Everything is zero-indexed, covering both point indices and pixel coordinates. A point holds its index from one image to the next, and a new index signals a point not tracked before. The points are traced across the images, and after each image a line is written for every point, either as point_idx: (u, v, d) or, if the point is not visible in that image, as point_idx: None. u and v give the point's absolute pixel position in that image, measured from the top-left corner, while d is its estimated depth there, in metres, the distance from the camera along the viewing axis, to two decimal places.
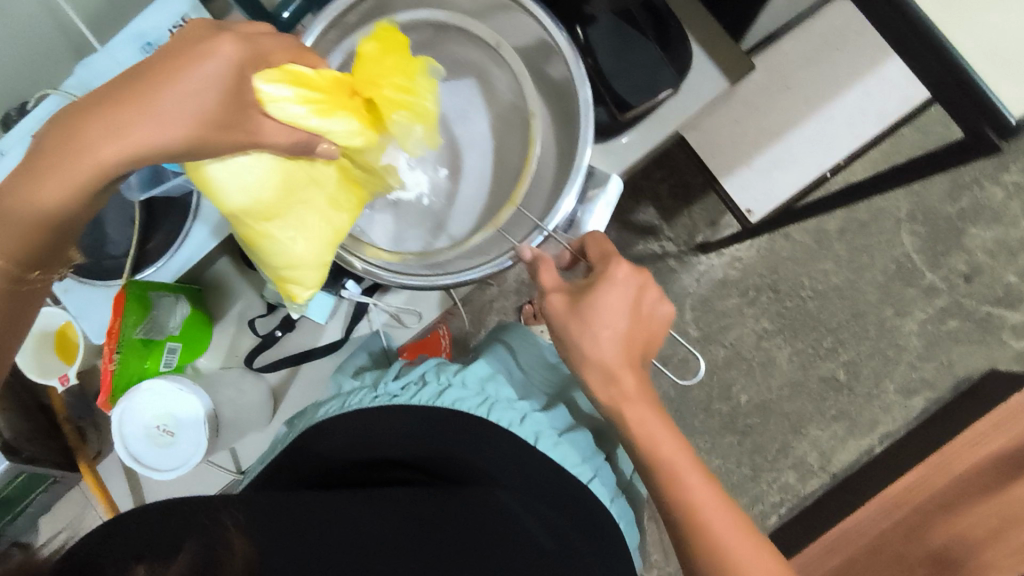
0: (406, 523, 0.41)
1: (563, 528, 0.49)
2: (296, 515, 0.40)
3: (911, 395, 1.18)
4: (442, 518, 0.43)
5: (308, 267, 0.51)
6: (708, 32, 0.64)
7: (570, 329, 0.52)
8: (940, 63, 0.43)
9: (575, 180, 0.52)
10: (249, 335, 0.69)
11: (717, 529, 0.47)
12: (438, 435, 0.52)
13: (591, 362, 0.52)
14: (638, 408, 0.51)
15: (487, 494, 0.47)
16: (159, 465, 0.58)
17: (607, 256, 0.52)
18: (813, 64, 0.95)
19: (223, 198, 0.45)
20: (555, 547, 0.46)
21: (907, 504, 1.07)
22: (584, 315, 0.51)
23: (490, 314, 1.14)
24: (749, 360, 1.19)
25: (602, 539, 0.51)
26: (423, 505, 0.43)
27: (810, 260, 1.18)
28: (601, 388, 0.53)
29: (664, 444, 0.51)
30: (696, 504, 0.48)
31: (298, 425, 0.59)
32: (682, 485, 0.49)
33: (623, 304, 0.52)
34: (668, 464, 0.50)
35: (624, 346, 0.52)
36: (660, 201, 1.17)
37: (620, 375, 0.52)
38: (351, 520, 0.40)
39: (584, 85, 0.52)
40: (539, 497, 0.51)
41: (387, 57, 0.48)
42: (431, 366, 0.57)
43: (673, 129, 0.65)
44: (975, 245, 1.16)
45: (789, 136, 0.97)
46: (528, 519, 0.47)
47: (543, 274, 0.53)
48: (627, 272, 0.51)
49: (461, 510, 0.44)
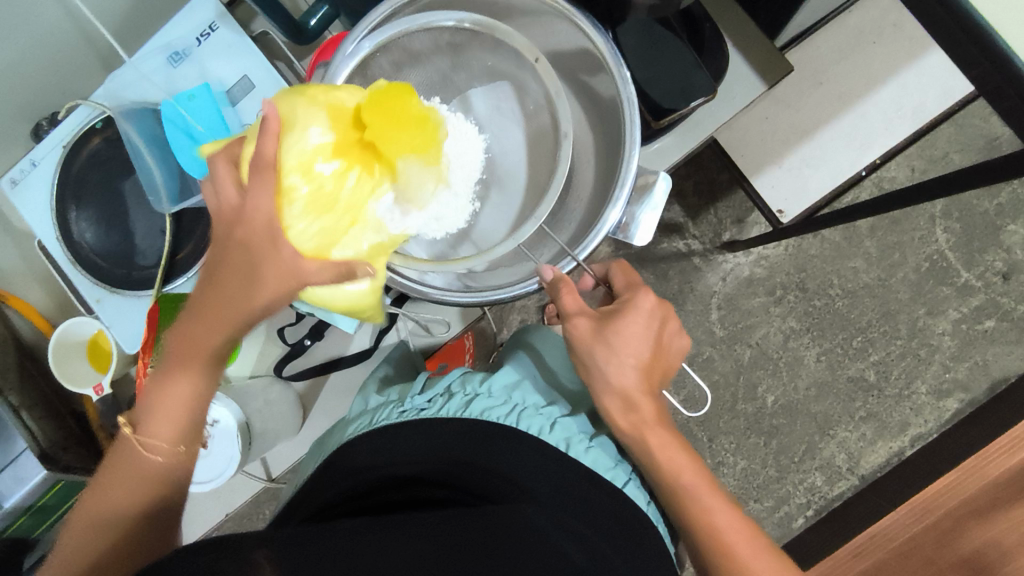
0: (432, 550, 0.38)
1: (603, 547, 0.44)
2: (320, 552, 0.37)
3: (944, 397, 1.15)
4: (470, 541, 0.40)
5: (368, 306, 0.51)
6: (743, 32, 0.62)
7: (595, 355, 0.51)
8: (1001, 74, 0.41)
9: (624, 194, 0.50)
10: (278, 343, 0.68)
11: (741, 559, 0.46)
12: (458, 450, 0.50)
13: (610, 390, 0.51)
14: (658, 435, 0.51)
15: (517, 512, 0.43)
16: (200, 477, 0.59)
17: (636, 287, 0.53)
18: (847, 58, 0.92)
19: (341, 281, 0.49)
20: (591, 564, 0.42)
21: (936, 510, 1.05)
22: (608, 344, 0.50)
23: (512, 314, 1.14)
24: (775, 360, 1.17)
25: (641, 543, 0.48)
26: (445, 529, 0.40)
27: (840, 258, 1.16)
28: (624, 419, 0.52)
29: (687, 472, 0.50)
30: (716, 528, 0.47)
31: (327, 445, 0.59)
32: (707, 512, 0.48)
33: (649, 333, 0.51)
34: (690, 491, 0.49)
35: (642, 374, 0.51)
36: (685, 198, 1.14)
37: (638, 403, 0.51)
38: (378, 552, 0.38)
39: (626, 84, 0.50)
40: (571, 513, 0.47)
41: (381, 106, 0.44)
42: (456, 378, 0.58)
43: (708, 133, 0.63)
44: (1014, 242, 1.13)
45: (821, 133, 0.95)
46: (559, 535, 0.43)
47: (565, 298, 0.51)
48: (652, 303, 0.51)
49: (489, 531, 0.41)
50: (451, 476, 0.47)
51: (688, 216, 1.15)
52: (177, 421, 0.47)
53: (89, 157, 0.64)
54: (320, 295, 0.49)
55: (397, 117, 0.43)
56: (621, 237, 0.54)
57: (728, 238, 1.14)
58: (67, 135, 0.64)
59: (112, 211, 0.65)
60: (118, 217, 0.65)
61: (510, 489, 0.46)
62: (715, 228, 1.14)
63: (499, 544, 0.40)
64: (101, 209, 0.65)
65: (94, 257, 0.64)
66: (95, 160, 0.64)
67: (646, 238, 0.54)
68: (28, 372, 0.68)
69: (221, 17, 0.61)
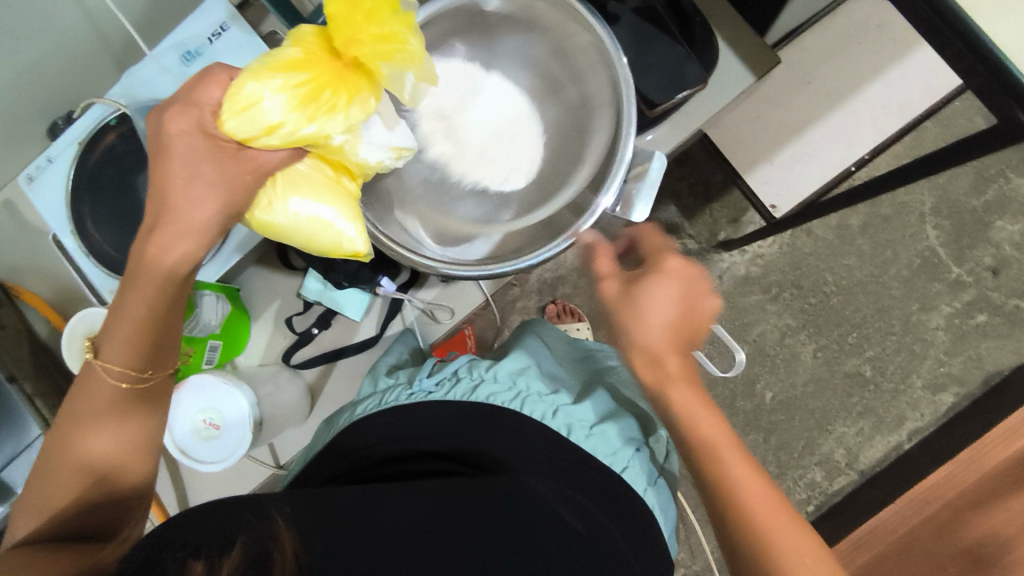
0: (437, 515, 0.43)
1: (595, 513, 0.50)
2: (332, 512, 0.41)
3: (940, 391, 1.16)
4: (470, 505, 0.45)
5: (337, 203, 0.45)
6: (730, 27, 0.65)
7: (620, 315, 0.53)
8: (971, 51, 0.43)
9: (620, 173, 0.53)
10: (285, 333, 0.71)
11: (754, 508, 0.47)
12: (466, 427, 0.54)
13: (636, 348, 0.53)
14: (683, 394, 0.51)
15: (516, 481, 0.49)
16: (207, 457, 0.59)
17: (661, 252, 0.54)
18: (834, 59, 0.95)
19: (307, 193, 0.44)
20: (584, 528, 0.48)
21: (938, 500, 1.08)
22: (633, 304, 0.52)
23: (513, 313, 1.16)
24: (773, 357, 1.19)
25: (636, 521, 0.53)
26: (456, 496, 0.45)
27: (833, 256, 1.18)
28: (647, 374, 0.53)
29: (708, 424, 0.50)
30: (732, 477, 0.48)
31: (337, 423, 0.61)
32: (721, 458, 0.49)
33: (673, 297, 0.52)
34: (709, 445, 0.49)
35: (672, 334, 0.52)
36: (681, 199, 1.17)
37: (664, 360, 0.52)
38: (388, 512, 0.42)
39: (621, 61, 0.53)
40: (566, 482, 0.52)
41: (357, 11, 0.42)
42: (463, 362, 0.60)
43: (698, 124, 0.66)
44: (1002, 238, 1.15)
45: (811, 132, 0.97)
46: (555, 503, 0.49)
47: (599, 261, 0.55)
48: (680, 265, 0.53)
49: (490, 496, 0.46)
50: (458, 453, 0.52)
51: (684, 217, 1.17)
52: (138, 350, 0.46)
53: (104, 153, 0.66)
54: (278, 201, 0.45)
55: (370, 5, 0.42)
56: (622, 213, 0.57)
57: (723, 237, 1.16)
58: (83, 132, 0.66)
59: (125, 205, 0.67)
60: (130, 211, 0.67)
61: (508, 464, 0.51)
62: (710, 228, 1.16)
63: (502, 511, 0.45)
64: (114, 203, 0.67)
65: (107, 250, 0.66)
66: (111, 156, 0.66)
67: (646, 211, 0.57)
68: (42, 365, 0.70)
69: (232, 17, 0.64)
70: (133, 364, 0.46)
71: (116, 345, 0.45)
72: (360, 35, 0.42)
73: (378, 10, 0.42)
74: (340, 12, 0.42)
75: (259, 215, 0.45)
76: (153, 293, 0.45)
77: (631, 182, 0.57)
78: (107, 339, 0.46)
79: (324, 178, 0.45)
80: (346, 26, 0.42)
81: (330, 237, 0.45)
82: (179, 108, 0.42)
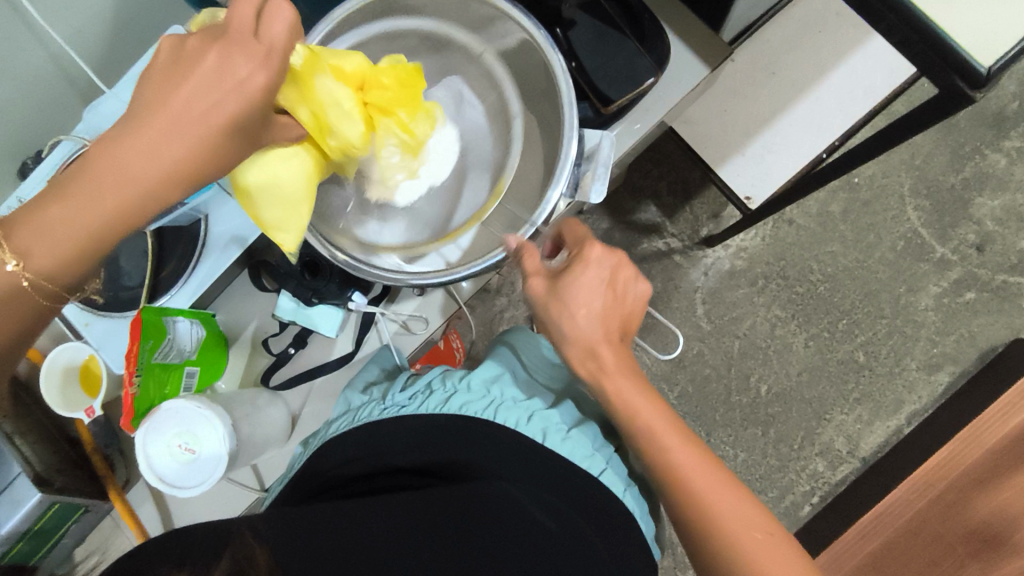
0: (413, 526, 0.45)
1: (572, 516, 0.50)
2: (306, 527, 0.45)
3: (935, 370, 1.16)
4: (442, 514, 0.46)
5: (307, 205, 0.47)
6: (681, 21, 0.66)
7: (550, 312, 0.53)
8: (906, 23, 0.44)
9: (566, 168, 0.54)
10: (264, 355, 0.73)
11: (694, 478, 0.46)
12: (437, 437, 0.54)
13: (571, 342, 0.52)
14: (617, 382, 0.51)
15: (491, 486, 0.49)
16: (182, 483, 0.59)
17: (583, 242, 0.54)
18: (798, 48, 0.94)
19: (289, 178, 0.45)
20: (560, 530, 0.48)
21: (941, 481, 1.01)
22: (560, 298, 0.52)
23: (501, 324, 1.16)
24: (765, 349, 1.18)
25: (618, 528, 0.52)
26: (424, 507, 0.47)
27: (817, 244, 1.18)
28: (581, 367, 0.53)
29: (640, 407, 0.49)
30: (673, 460, 0.47)
31: (311, 443, 0.62)
32: (653, 434, 0.48)
33: (600, 284, 0.53)
34: (644, 429, 0.49)
35: (602, 323, 0.52)
36: (660, 198, 1.18)
37: (598, 350, 0.52)
38: (360, 525, 0.45)
39: (554, 52, 0.54)
40: (545, 486, 0.52)
41: (401, 91, 0.49)
42: (437, 375, 0.61)
43: (657, 117, 0.67)
44: (983, 214, 1.15)
45: (781, 121, 0.98)
46: (533, 507, 0.49)
47: (526, 261, 0.54)
48: (600, 253, 0.53)
49: (465, 503, 0.47)
50: (431, 466, 0.52)
51: (665, 215, 1.18)
52: (75, 263, 0.35)
53: None
54: (279, 161, 0.44)
55: (411, 98, 0.49)
56: (582, 198, 0.58)
57: (706, 233, 1.17)
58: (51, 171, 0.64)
59: None
60: None
61: (485, 470, 0.51)
62: (692, 225, 1.17)
63: (469, 517, 0.46)
64: None
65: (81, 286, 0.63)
66: None
67: (604, 189, 0.57)
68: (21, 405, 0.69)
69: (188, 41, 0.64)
70: (62, 278, 0.35)
71: (45, 248, 0.34)
72: (394, 114, 0.49)
73: (414, 104, 0.50)
74: (384, 83, 0.48)
75: (255, 156, 0.44)
76: (104, 209, 0.34)
77: (587, 167, 0.58)
78: (42, 241, 0.33)
79: (309, 182, 0.46)
80: (389, 100, 0.48)
81: (287, 221, 0.46)
82: (221, 57, 0.35)
